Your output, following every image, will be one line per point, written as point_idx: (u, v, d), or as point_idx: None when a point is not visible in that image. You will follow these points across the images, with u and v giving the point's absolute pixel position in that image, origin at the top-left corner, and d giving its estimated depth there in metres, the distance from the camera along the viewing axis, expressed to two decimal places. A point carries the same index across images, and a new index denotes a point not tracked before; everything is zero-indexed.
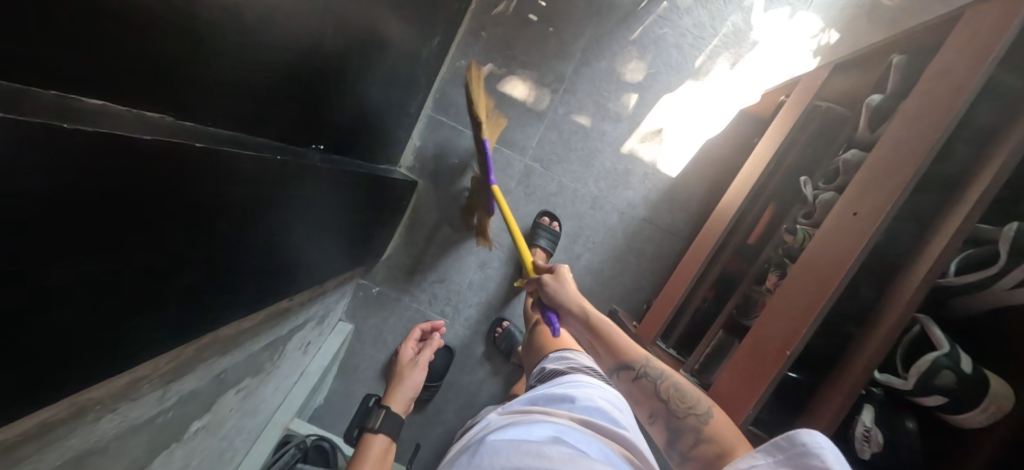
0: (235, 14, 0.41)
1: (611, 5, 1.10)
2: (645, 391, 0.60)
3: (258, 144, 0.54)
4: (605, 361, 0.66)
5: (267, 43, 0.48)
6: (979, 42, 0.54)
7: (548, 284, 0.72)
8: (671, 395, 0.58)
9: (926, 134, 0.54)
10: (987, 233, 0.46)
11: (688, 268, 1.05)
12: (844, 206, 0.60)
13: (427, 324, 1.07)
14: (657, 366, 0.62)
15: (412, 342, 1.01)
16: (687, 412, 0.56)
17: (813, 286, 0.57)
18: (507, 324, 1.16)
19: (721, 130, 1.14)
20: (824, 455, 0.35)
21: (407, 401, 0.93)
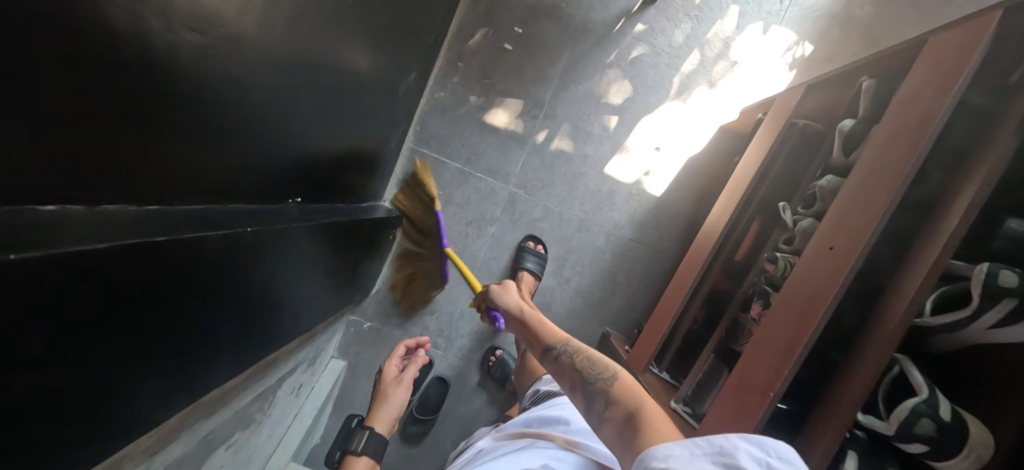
0: (202, 100, 0.42)
1: (585, 29, 1.11)
2: (563, 366, 0.63)
3: (228, 220, 0.52)
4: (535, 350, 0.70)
5: (235, 122, 0.49)
6: (944, 72, 0.54)
7: (493, 291, 0.81)
8: (584, 365, 0.61)
9: (898, 167, 0.54)
10: (960, 270, 0.46)
11: (678, 288, 1.05)
12: (820, 239, 0.60)
13: (412, 341, 1.05)
14: (575, 345, 0.66)
15: (396, 359, 0.99)
16: (596, 376, 0.58)
17: (794, 324, 0.57)
18: (501, 352, 1.17)
19: (702, 147, 1.14)
20: (738, 453, 0.38)
21: (393, 421, 0.92)
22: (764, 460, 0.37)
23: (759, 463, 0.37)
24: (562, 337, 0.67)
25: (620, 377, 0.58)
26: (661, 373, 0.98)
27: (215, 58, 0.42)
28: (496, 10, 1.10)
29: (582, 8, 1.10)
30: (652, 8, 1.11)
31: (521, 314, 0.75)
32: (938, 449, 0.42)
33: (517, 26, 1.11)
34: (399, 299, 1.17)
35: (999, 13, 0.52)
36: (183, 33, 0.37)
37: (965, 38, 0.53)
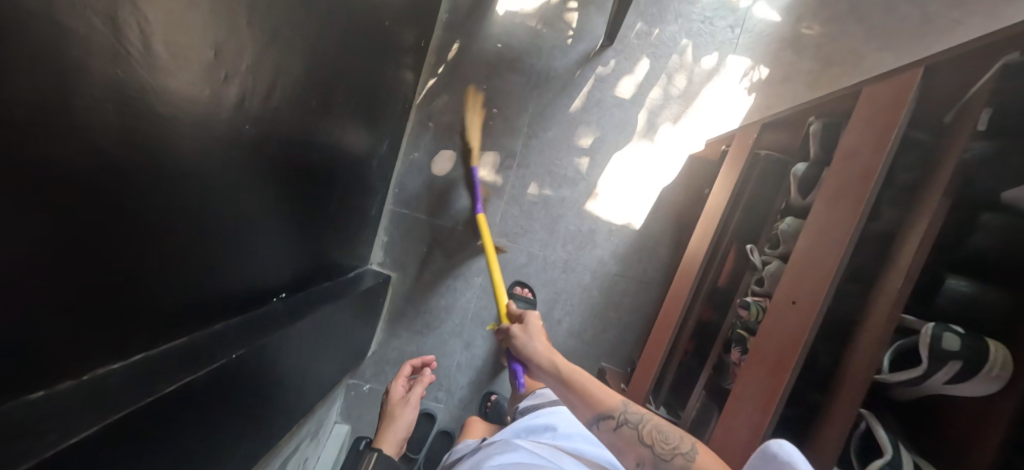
0: (172, 254, 0.48)
1: (548, 77, 1.16)
2: (629, 437, 0.65)
3: (214, 352, 0.55)
4: (585, 417, 0.69)
5: (206, 261, 0.54)
6: (877, 125, 0.57)
7: (518, 337, 0.81)
8: (654, 438, 0.63)
9: (846, 221, 0.56)
10: (911, 324, 0.49)
11: (667, 320, 1.07)
12: (784, 291, 0.62)
13: (418, 360, 1.06)
14: (635, 411, 0.67)
15: (403, 379, 1.00)
16: (673, 452, 0.61)
17: (768, 378, 0.59)
18: (496, 396, 1.17)
19: (675, 177, 1.17)
20: None
21: (399, 441, 0.93)
22: None
23: None
24: (620, 404, 0.67)
25: (699, 451, 0.60)
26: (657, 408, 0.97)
27: (178, 210, 0.47)
28: (460, 69, 1.15)
29: (542, 58, 1.16)
30: (609, 51, 1.16)
31: (558, 372, 0.73)
32: None
33: (482, 82, 1.16)
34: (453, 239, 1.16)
35: (919, 69, 0.55)
36: (138, 199, 0.42)
37: (892, 93, 0.57)
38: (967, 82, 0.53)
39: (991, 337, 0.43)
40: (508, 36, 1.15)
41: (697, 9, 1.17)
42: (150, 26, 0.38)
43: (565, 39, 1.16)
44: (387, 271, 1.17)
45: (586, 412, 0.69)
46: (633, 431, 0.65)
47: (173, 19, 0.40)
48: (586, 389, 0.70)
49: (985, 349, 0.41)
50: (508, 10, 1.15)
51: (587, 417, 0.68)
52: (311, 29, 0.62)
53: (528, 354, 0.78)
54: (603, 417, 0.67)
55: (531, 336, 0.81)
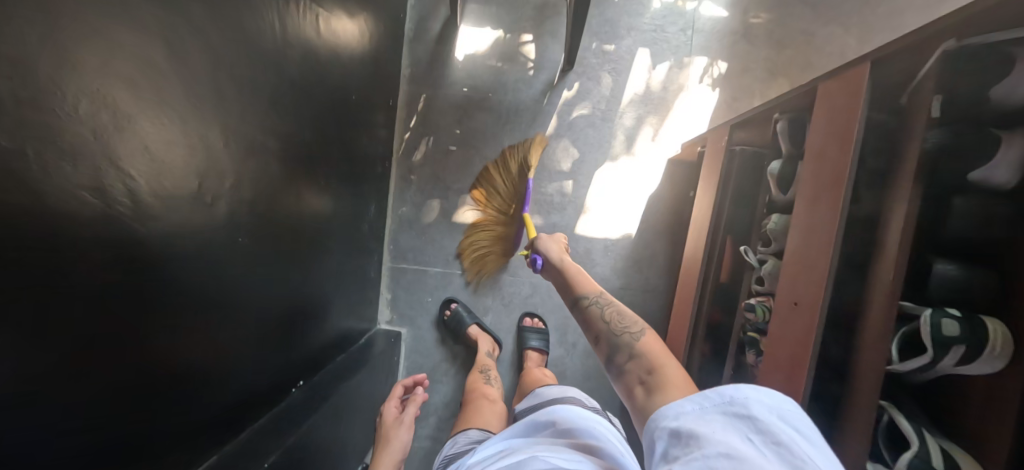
0: (186, 383, 0.50)
1: (517, 111, 1.19)
2: (592, 315, 0.72)
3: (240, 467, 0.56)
4: (570, 297, 0.80)
5: (222, 376, 0.56)
6: (838, 121, 0.60)
7: (541, 239, 0.97)
8: (613, 317, 0.68)
9: (828, 219, 0.58)
10: (910, 311, 0.50)
11: (679, 324, 1.08)
12: (784, 293, 0.64)
13: (410, 379, 0.99)
14: (608, 300, 0.74)
15: (394, 399, 0.92)
16: (622, 329, 0.65)
17: (786, 382, 0.60)
18: (455, 304, 1.16)
19: (658, 183, 1.19)
20: (746, 402, 0.41)
21: (396, 464, 0.83)
22: (772, 406, 0.40)
23: (768, 408, 0.40)
24: (596, 292, 0.76)
25: (646, 333, 0.64)
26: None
27: (187, 340, 0.49)
28: (431, 119, 1.18)
29: (508, 94, 1.19)
30: (571, 74, 1.19)
31: (560, 264, 0.88)
32: None
33: (455, 128, 1.18)
34: (467, 267, 1.17)
35: (865, 63, 0.57)
36: (146, 346, 0.44)
37: (845, 88, 0.59)
38: (913, 69, 0.56)
39: (985, 314, 0.45)
40: (471, 78, 1.19)
41: (647, 19, 1.20)
42: (135, 183, 0.40)
43: (527, 71, 1.19)
44: (397, 327, 1.18)
45: (569, 293, 0.81)
46: (599, 311, 0.72)
47: (155, 167, 0.42)
48: (577, 278, 0.82)
49: (981, 329, 0.43)
50: (467, 54, 1.19)
51: (570, 298, 0.79)
52: (284, 128, 0.64)
53: (541, 250, 0.93)
54: (579, 299, 0.77)
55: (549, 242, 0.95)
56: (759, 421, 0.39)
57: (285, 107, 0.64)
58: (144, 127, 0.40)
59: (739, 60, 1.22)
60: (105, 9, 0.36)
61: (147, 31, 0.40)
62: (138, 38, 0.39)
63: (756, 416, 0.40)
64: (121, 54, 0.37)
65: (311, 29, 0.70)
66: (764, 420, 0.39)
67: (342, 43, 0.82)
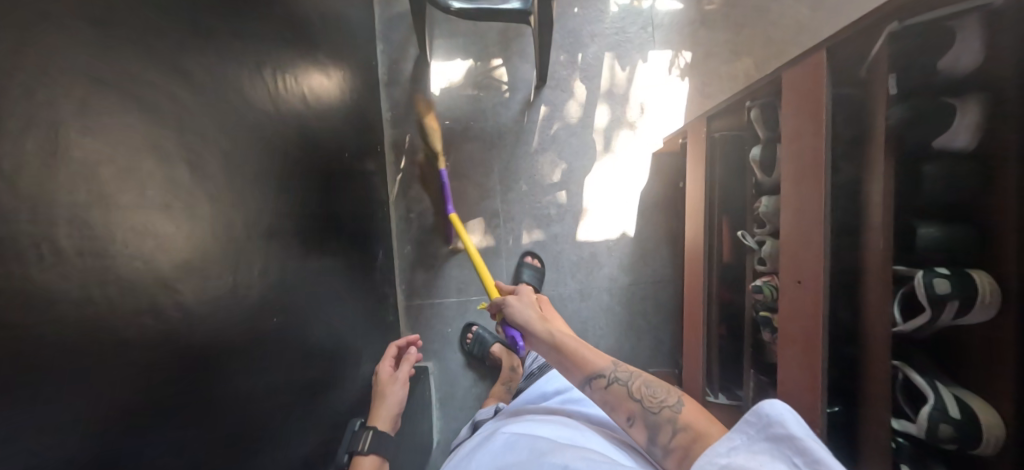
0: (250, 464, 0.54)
1: (500, 134, 1.23)
2: (619, 394, 0.69)
3: None
4: (578, 376, 0.75)
5: (270, 453, 0.59)
6: (807, 106, 0.64)
7: (511, 305, 0.88)
8: (643, 394, 0.68)
9: (814, 200, 0.62)
10: (904, 273, 0.54)
11: (692, 308, 1.10)
12: (788, 273, 0.67)
13: (403, 340, 0.99)
14: (626, 371, 0.72)
15: (389, 359, 0.95)
16: (661, 406, 0.65)
17: (805, 358, 0.63)
18: (476, 327, 1.19)
19: (647, 178, 1.23)
20: (785, 423, 0.50)
21: (394, 417, 0.89)
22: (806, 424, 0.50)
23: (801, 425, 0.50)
24: (610, 365, 0.72)
25: (684, 403, 0.65)
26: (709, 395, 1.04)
27: (242, 427, 0.53)
28: (420, 157, 1.22)
29: (489, 119, 1.23)
30: (545, 90, 1.23)
31: (552, 339, 0.79)
32: (960, 438, 0.47)
33: (444, 160, 1.22)
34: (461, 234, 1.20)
35: (822, 50, 0.61)
36: (218, 437, 0.48)
37: (808, 76, 0.63)
38: (865, 50, 0.60)
39: (971, 269, 0.49)
40: (450, 110, 1.23)
41: (607, 24, 1.25)
42: (181, 295, 0.43)
43: (502, 93, 1.23)
44: (424, 362, 1.21)
45: (578, 371, 0.74)
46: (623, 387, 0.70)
47: (195, 275, 0.45)
48: (578, 351, 0.76)
49: (971, 283, 0.47)
50: (441, 88, 1.23)
51: (579, 378, 0.73)
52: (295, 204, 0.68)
53: (523, 324, 0.84)
54: (594, 377, 0.72)
55: (523, 308, 0.87)
56: (802, 443, 0.48)
57: (291, 184, 0.67)
58: (177, 242, 0.43)
59: (702, 46, 1.26)
60: (136, 150, 0.39)
61: (173, 157, 0.43)
62: (166, 165, 0.43)
63: (797, 438, 0.49)
64: (153, 185, 0.41)
65: (298, 105, 0.73)
66: (804, 440, 0.49)
67: (325, 108, 0.86)
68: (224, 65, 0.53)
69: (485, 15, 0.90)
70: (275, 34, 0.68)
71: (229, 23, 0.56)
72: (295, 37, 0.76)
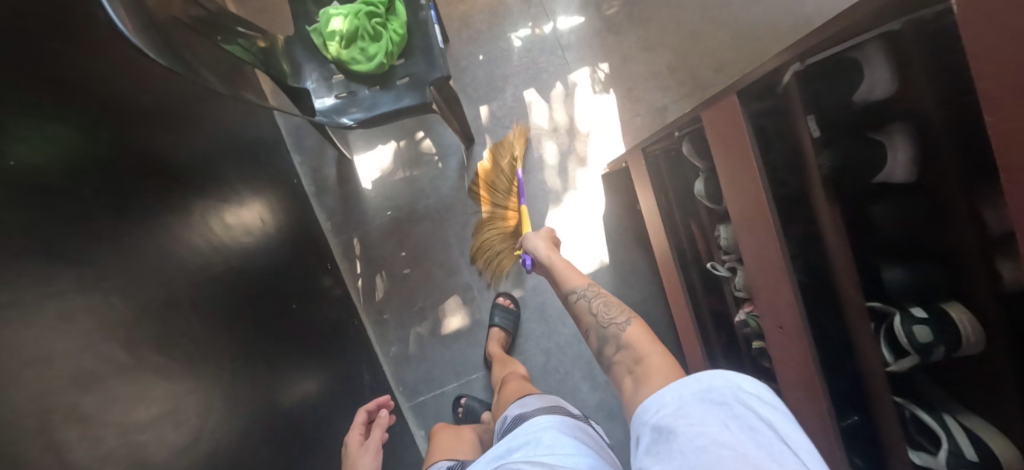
0: None
1: (446, 207, 1.18)
2: (580, 308, 0.78)
3: None
4: (560, 292, 0.85)
5: None
6: (733, 151, 0.61)
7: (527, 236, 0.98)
8: (599, 310, 0.75)
9: (770, 247, 0.60)
10: (881, 310, 0.52)
11: (685, 337, 0.99)
12: (767, 318, 0.65)
13: (372, 402, 0.96)
14: (595, 290, 0.79)
15: (359, 426, 0.91)
16: (609, 322, 0.72)
17: (811, 403, 0.61)
18: (465, 398, 1.14)
19: (605, 202, 1.20)
20: (729, 391, 0.48)
21: None
22: (750, 394, 0.48)
23: (746, 395, 0.48)
24: (583, 284, 0.80)
25: (633, 322, 0.70)
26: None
27: None
28: (375, 256, 1.17)
29: (430, 195, 1.18)
30: (477, 147, 1.19)
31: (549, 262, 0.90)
32: None
33: (401, 250, 1.17)
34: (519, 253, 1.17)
35: (732, 94, 0.58)
36: None
37: (724, 121, 0.61)
38: (772, 86, 0.58)
39: (945, 302, 0.47)
40: (389, 199, 1.18)
41: (516, 62, 1.21)
42: None
43: (435, 166, 1.19)
44: None
45: (561, 287, 0.84)
46: (587, 302, 0.78)
47: None
48: (568, 271, 0.86)
49: (950, 324, 0.45)
50: (373, 179, 1.18)
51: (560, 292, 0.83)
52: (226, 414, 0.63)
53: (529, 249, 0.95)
54: (568, 293, 0.81)
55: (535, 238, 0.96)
56: (742, 407, 0.46)
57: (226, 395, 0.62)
58: None
59: (616, 52, 1.22)
60: None
61: None
62: None
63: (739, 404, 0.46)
64: None
65: (212, 298, 0.68)
66: (740, 405, 0.46)
67: (252, 274, 0.81)
68: (105, 336, 0.49)
69: (386, 117, 0.85)
70: (168, 243, 0.63)
71: (102, 279, 0.51)
72: (199, 223, 0.71)
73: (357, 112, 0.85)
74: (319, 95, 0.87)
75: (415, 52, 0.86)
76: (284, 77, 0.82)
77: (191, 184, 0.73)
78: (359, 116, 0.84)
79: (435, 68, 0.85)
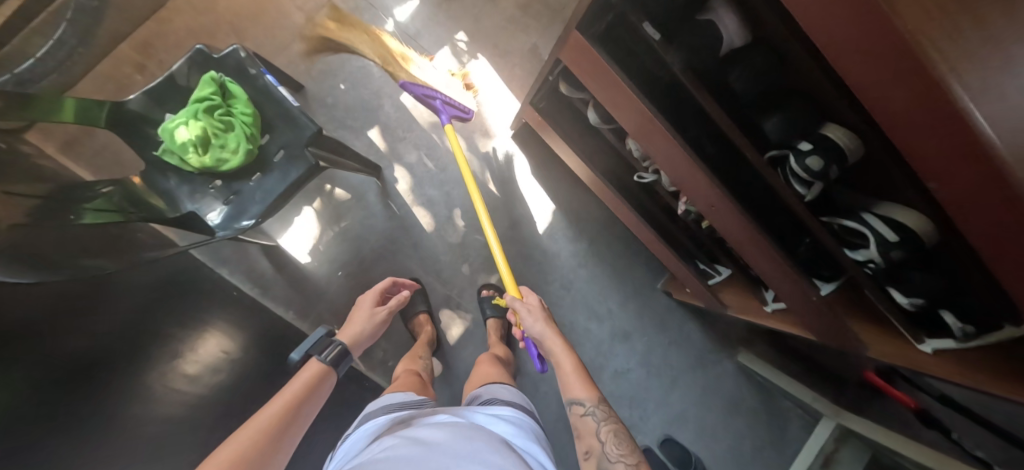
0: None
1: (388, 238, 1.17)
2: (586, 425, 0.70)
3: None
4: (563, 394, 0.76)
5: None
6: (601, 77, 0.65)
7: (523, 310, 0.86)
8: (609, 436, 0.68)
9: (668, 146, 0.65)
10: (778, 156, 0.56)
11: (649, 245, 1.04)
12: (698, 203, 0.72)
13: (403, 281, 1.10)
14: (604, 411, 0.71)
15: (376, 290, 1.02)
16: (619, 457, 0.64)
17: (762, 253, 0.69)
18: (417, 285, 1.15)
19: (526, 160, 1.22)
20: None
21: (359, 343, 0.89)
22: None
23: None
24: (591, 400, 0.72)
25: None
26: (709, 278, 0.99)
27: None
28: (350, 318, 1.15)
29: (368, 237, 1.17)
30: (386, 172, 1.17)
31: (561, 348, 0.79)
32: (911, 252, 0.52)
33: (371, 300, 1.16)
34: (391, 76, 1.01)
35: (575, 32, 0.63)
36: None
37: (582, 55, 0.64)
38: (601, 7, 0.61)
39: (822, 128, 0.52)
40: (332, 261, 1.15)
41: (379, 73, 1.17)
42: None
43: (357, 207, 1.17)
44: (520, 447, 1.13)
45: (569, 388, 0.75)
46: (593, 421, 0.70)
47: None
48: (581, 371, 0.76)
49: (830, 143, 0.50)
50: (308, 251, 1.15)
51: (563, 398, 0.75)
52: None
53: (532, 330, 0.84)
54: (574, 402, 0.73)
55: (536, 316, 0.85)
56: None
57: None
58: None
59: (465, 16, 1.20)
60: None
61: None
62: None
63: None
64: None
65: None
66: None
67: None
68: None
69: (283, 197, 0.82)
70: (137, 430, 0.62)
71: None
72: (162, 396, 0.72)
73: (251, 209, 0.81)
74: (206, 210, 0.82)
75: (275, 124, 0.83)
76: (162, 212, 0.78)
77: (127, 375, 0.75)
78: (256, 211, 0.81)
79: (300, 128, 0.82)
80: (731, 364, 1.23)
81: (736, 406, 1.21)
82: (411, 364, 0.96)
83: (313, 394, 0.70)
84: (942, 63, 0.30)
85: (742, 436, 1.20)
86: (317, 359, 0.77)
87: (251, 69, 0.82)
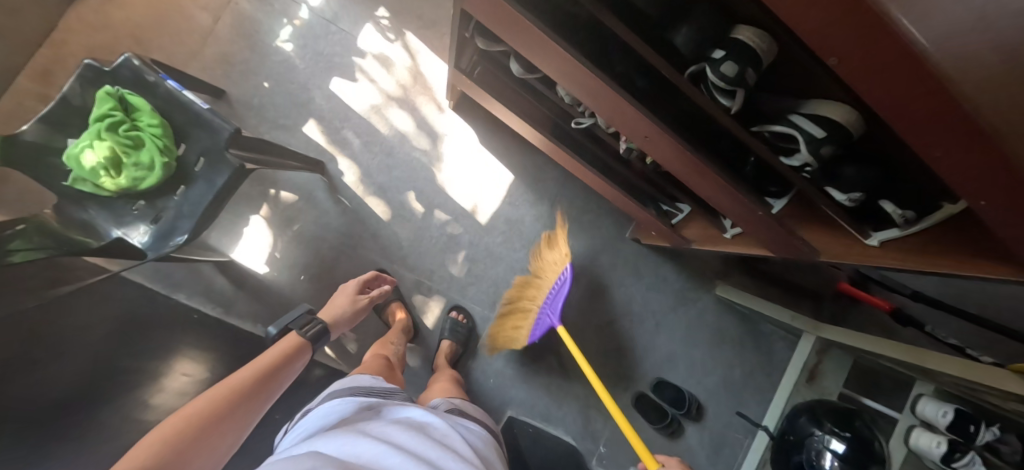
0: None
1: (345, 233, 1.14)
2: None
3: None
4: None
5: None
6: (506, 20, 0.61)
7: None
8: None
9: (589, 81, 0.62)
10: (696, 70, 0.54)
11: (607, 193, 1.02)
12: (632, 136, 0.70)
13: (387, 278, 1.09)
14: None
15: (361, 283, 1.02)
16: None
17: (703, 175, 0.67)
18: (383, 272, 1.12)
19: (473, 130, 1.18)
20: None
21: (340, 327, 0.91)
22: None
23: None
24: None
25: None
26: (671, 218, 0.99)
27: None
28: None
29: (325, 235, 1.13)
30: (329, 166, 1.13)
31: None
32: (839, 145, 0.51)
33: None
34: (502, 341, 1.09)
35: None
36: None
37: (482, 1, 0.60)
38: None
39: (733, 32, 0.50)
40: (293, 266, 1.12)
41: (302, 65, 1.12)
42: None
43: (308, 207, 1.13)
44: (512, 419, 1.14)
45: None
46: None
47: None
48: None
49: (741, 44, 0.48)
50: (266, 261, 1.11)
51: None
52: None
53: None
54: None
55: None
56: None
57: None
58: None
59: None
60: None
61: None
62: None
63: None
64: None
65: None
66: None
67: None
68: None
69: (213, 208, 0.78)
70: None
71: None
72: None
73: (178, 222, 0.77)
74: (132, 231, 0.78)
75: (190, 131, 0.78)
76: (85, 243, 0.74)
77: (81, 422, 0.73)
78: (186, 223, 0.77)
79: (217, 131, 0.77)
80: (710, 299, 1.24)
81: (721, 337, 1.22)
82: (382, 350, 0.96)
83: (288, 365, 0.72)
84: (893, 2, 0.26)
85: (731, 366, 1.21)
86: (296, 333, 0.79)
87: (150, 77, 0.76)
